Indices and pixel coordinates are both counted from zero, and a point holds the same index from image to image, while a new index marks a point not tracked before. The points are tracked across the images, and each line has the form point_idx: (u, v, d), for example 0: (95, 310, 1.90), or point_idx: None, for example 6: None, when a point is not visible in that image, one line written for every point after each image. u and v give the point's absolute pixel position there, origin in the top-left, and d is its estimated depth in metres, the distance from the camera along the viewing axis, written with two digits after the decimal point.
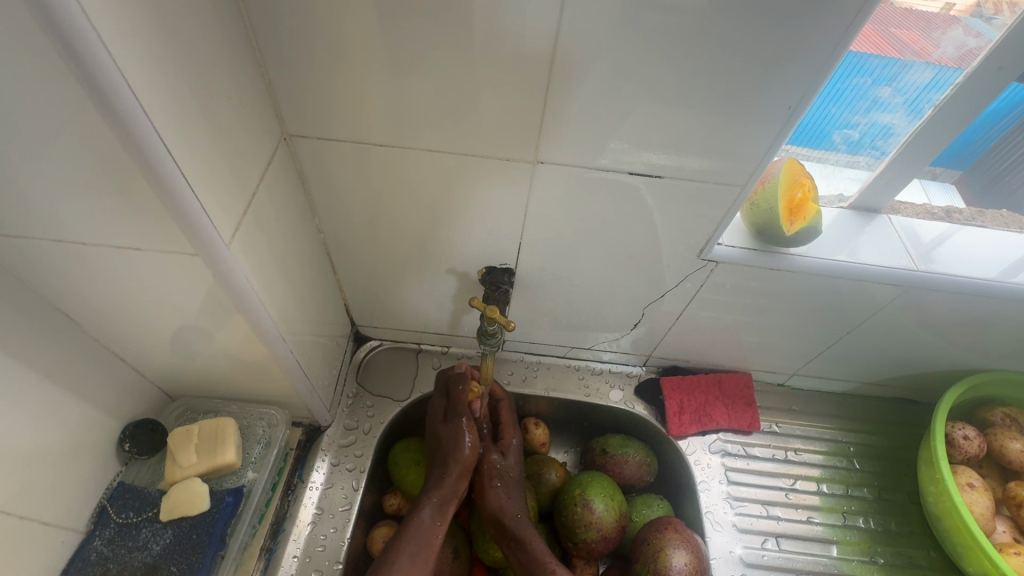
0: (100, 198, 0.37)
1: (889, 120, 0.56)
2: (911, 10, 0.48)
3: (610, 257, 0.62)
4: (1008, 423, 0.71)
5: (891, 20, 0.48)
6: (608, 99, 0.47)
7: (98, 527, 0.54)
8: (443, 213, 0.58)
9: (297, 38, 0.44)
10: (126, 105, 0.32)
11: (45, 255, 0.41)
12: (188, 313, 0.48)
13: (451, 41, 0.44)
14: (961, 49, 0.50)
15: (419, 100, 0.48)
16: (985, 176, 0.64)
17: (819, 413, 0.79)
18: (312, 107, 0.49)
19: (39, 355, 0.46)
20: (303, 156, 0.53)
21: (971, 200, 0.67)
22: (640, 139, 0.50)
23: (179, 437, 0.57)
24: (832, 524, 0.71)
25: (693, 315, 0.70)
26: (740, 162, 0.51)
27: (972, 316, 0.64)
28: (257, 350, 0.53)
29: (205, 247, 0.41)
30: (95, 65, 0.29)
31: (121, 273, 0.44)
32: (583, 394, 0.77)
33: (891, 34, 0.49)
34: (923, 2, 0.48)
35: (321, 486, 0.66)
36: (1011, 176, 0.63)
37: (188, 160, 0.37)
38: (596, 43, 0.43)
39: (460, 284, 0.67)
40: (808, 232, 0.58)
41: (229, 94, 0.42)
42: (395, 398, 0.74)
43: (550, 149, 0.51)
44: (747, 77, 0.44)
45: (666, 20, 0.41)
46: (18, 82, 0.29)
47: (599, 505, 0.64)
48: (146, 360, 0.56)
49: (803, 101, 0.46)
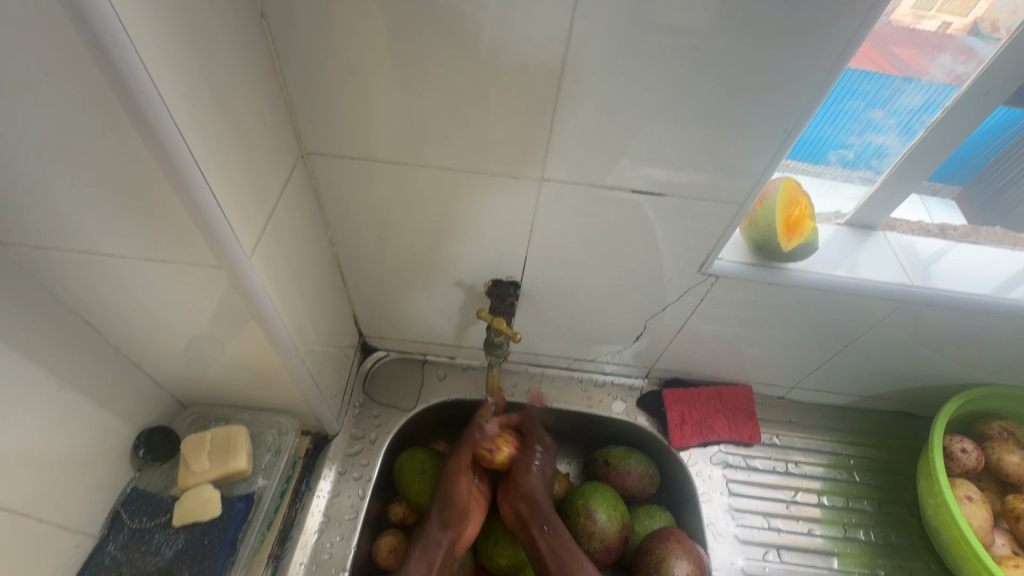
0: (130, 211, 0.39)
1: (882, 141, 0.58)
2: (910, 28, 0.49)
3: (612, 271, 0.64)
4: (1005, 436, 0.72)
5: (889, 38, 0.50)
6: (611, 118, 0.49)
7: (112, 532, 0.55)
8: (451, 227, 0.60)
9: (317, 61, 0.47)
10: (163, 125, 0.34)
11: (73, 264, 0.43)
12: (205, 322, 0.50)
13: (464, 64, 0.46)
14: (949, 75, 0.52)
15: (431, 120, 0.50)
16: (985, 193, 0.65)
17: (819, 426, 0.80)
18: (330, 126, 0.51)
19: (62, 361, 0.48)
20: (318, 172, 0.55)
21: (970, 216, 0.67)
22: (642, 158, 0.52)
23: (192, 444, 0.59)
24: (832, 536, 0.72)
25: (693, 328, 0.71)
26: (740, 180, 0.53)
27: (967, 330, 0.65)
28: (270, 358, 0.55)
29: (226, 258, 0.43)
30: (138, 88, 0.32)
31: (143, 282, 0.46)
32: (586, 406, 0.79)
33: (889, 52, 0.50)
34: (922, 21, 0.49)
35: (328, 494, 0.67)
36: (1012, 193, 0.63)
37: (216, 176, 0.39)
38: (600, 66, 0.45)
39: (466, 296, 0.69)
40: (804, 248, 0.60)
41: (255, 114, 0.44)
42: (401, 408, 0.75)
43: (557, 167, 0.53)
44: (746, 98, 0.47)
45: (667, 47, 0.44)
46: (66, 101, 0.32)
47: (601, 516, 0.65)
48: (162, 369, 0.57)
49: (798, 122, 0.48)
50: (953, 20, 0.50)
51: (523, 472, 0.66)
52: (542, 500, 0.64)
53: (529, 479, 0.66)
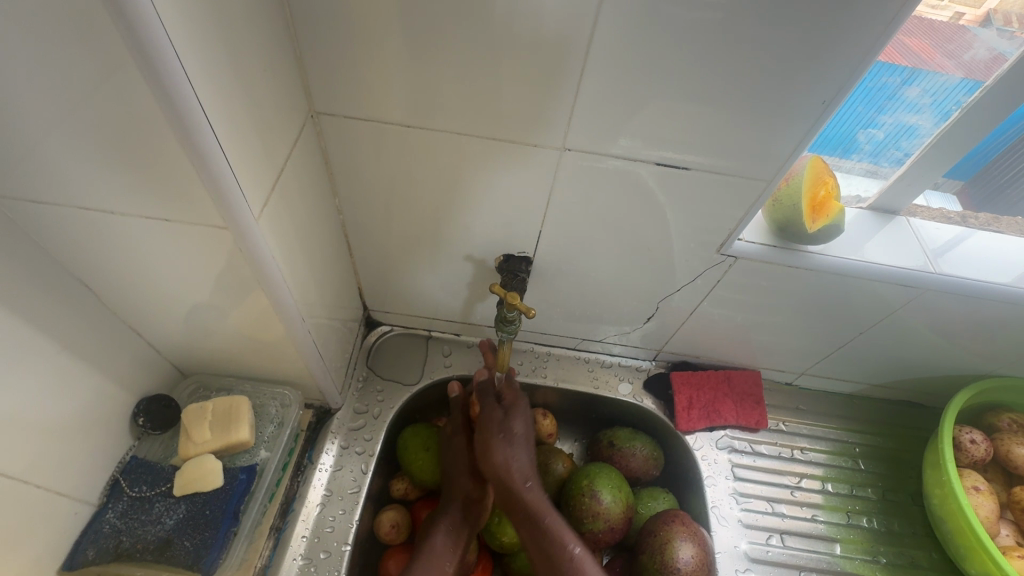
0: (130, 165, 0.37)
1: (914, 121, 0.56)
2: (922, 19, 0.48)
3: (627, 250, 0.62)
4: (1014, 428, 0.72)
5: (903, 29, 0.48)
6: (640, 86, 0.46)
7: (112, 499, 0.54)
8: (463, 199, 0.58)
9: (331, 12, 0.44)
10: (168, 69, 0.31)
11: (70, 222, 0.41)
12: (208, 287, 0.48)
13: (486, 22, 0.43)
14: (991, 54, 0.50)
15: (447, 83, 0.47)
16: (987, 188, 0.64)
17: (826, 413, 0.79)
18: (341, 85, 0.49)
19: (59, 324, 0.46)
20: (327, 135, 0.53)
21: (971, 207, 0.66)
22: (668, 131, 0.49)
23: (193, 413, 0.57)
24: (835, 523, 0.72)
25: (706, 312, 0.70)
26: (769, 156, 0.51)
27: (986, 322, 0.64)
28: (274, 328, 0.53)
29: (233, 219, 0.41)
30: (142, 26, 0.29)
31: (143, 244, 0.44)
32: (592, 386, 0.78)
33: (900, 42, 0.49)
34: (933, 10, 0.47)
35: (330, 468, 0.66)
36: (1013, 189, 0.62)
37: (223, 129, 0.37)
38: (632, 29, 0.43)
39: (476, 271, 0.67)
40: (829, 230, 0.58)
41: (264, 67, 0.41)
42: (405, 383, 0.74)
43: (578, 137, 0.51)
44: (785, 67, 0.44)
45: (702, 11, 0.41)
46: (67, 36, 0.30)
47: (606, 496, 0.64)
48: (162, 335, 0.55)
49: (838, 95, 0.45)
50: (965, 11, 0.49)
51: (492, 440, 0.63)
52: (515, 478, 0.61)
53: (496, 450, 0.63)
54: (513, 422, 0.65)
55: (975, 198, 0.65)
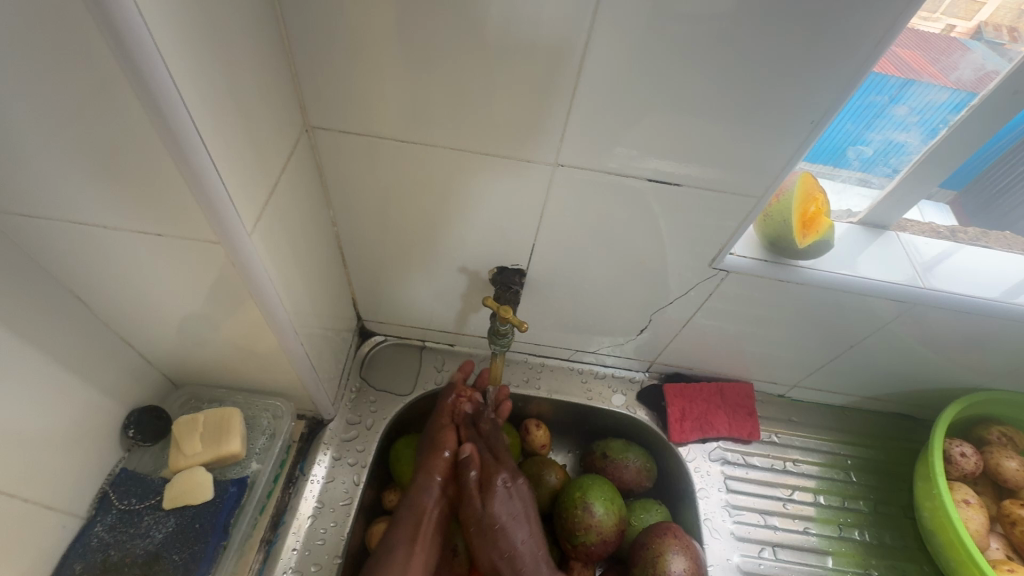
0: (123, 182, 0.37)
1: (903, 138, 0.56)
2: (914, 29, 0.49)
3: (620, 264, 0.63)
4: (1004, 441, 0.73)
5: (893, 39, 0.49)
6: (630, 104, 0.47)
7: (100, 512, 0.53)
8: (456, 212, 0.58)
9: (326, 28, 0.44)
10: (165, 91, 0.32)
11: (64, 237, 0.42)
12: (200, 300, 0.48)
13: (479, 39, 0.44)
14: (979, 72, 0.51)
15: (441, 99, 0.48)
16: (978, 200, 0.65)
17: (818, 425, 0.80)
18: (335, 100, 0.49)
19: (49, 336, 0.46)
20: (323, 148, 0.53)
21: (965, 220, 0.67)
22: (658, 148, 0.50)
23: (184, 425, 0.57)
24: (827, 535, 0.72)
25: (698, 324, 0.70)
26: (760, 173, 0.51)
27: (974, 336, 0.65)
28: (266, 340, 0.53)
29: (227, 234, 0.41)
30: (139, 50, 0.30)
31: (135, 258, 0.44)
32: (586, 397, 0.78)
33: (892, 52, 0.50)
34: (924, 21, 0.48)
35: (322, 480, 0.66)
36: (1006, 199, 0.63)
37: (219, 148, 0.37)
38: (623, 49, 0.43)
39: (470, 283, 0.67)
40: (819, 245, 0.59)
41: (258, 83, 0.42)
42: (398, 394, 0.74)
43: (571, 152, 0.51)
44: (772, 88, 0.45)
45: (689, 35, 0.42)
46: (65, 57, 0.30)
47: (599, 509, 0.64)
48: (154, 347, 0.55)
49: (827, 114, 0.46)
50: (958, 24, 0.49)
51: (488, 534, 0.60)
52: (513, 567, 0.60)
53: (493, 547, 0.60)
54: (493, 512, 0.61)
55: (967, 209, 0.66)
